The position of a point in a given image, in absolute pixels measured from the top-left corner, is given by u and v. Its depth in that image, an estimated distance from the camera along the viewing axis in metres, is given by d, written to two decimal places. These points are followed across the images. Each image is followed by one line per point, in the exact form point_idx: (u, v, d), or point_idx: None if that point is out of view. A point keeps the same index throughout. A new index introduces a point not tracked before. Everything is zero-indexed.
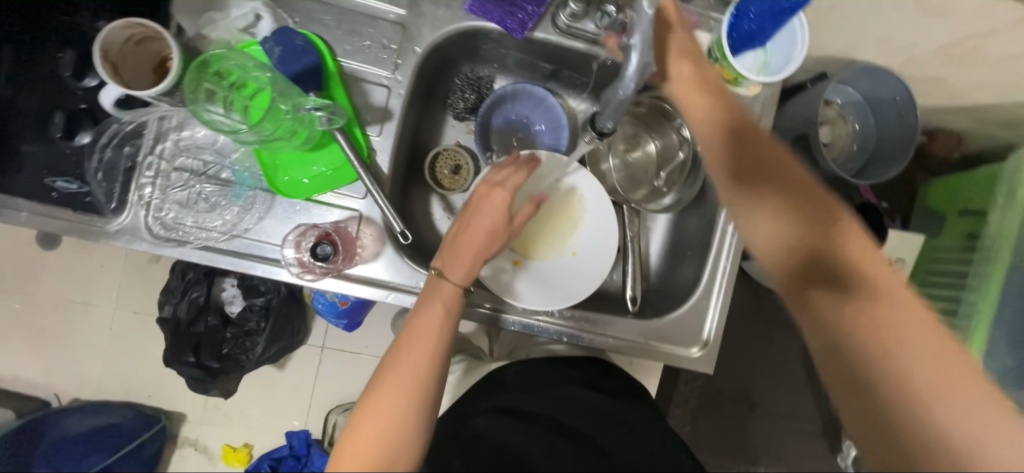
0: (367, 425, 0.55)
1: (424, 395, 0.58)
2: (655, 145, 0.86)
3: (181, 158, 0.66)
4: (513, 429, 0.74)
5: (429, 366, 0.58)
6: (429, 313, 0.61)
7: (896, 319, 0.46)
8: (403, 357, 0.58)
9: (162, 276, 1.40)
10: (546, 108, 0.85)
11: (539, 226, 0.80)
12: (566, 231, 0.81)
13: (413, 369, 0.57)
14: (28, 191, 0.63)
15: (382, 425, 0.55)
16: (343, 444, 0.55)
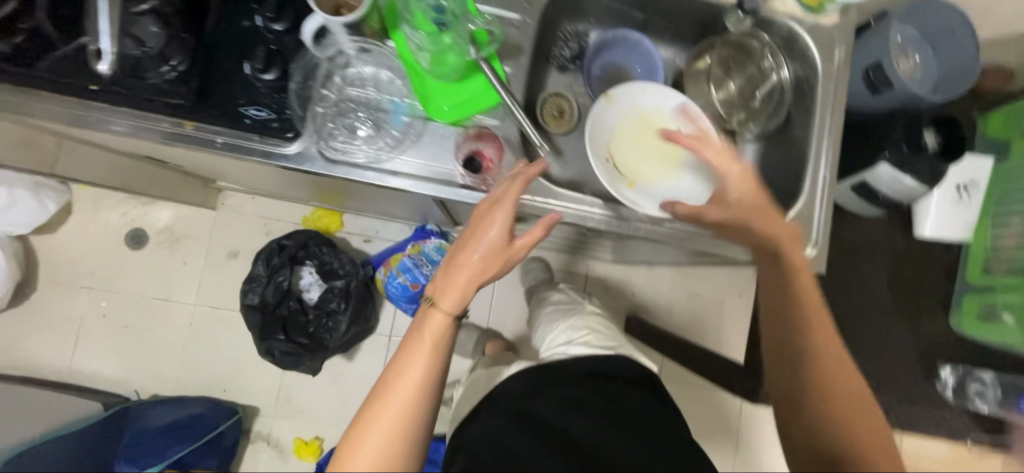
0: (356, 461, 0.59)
1: (423, 405, 0.62)
2: (734, 84, 0.92)
3: (348, 90, 0.76)
4: (507, 426, 0.71)
5: (427, 376, 0.62)
6: (410, 367, 0.62)
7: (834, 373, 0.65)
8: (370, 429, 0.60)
9: (252, 266, 1.53)
10: (641, 52, 0.95)
11: (642, 152, 0.88)
12: (670, 160, 0.89)
13: (408, 378, 0.62)
14: (230, 120, 0.73)
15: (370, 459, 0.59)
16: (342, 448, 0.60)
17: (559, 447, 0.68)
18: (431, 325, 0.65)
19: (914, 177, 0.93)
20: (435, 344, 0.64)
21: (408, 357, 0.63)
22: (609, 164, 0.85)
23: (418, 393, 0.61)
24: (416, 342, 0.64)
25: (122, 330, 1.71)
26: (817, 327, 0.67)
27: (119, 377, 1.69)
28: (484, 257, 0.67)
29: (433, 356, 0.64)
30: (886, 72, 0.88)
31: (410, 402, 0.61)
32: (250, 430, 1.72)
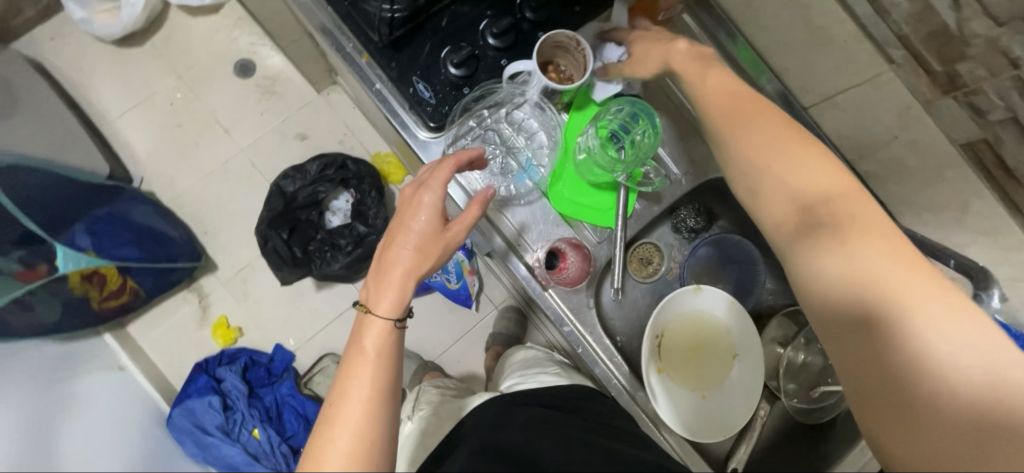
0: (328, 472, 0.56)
1: (382, 403, 0.60)
2: (808, 357, 0.89)
3: (504, 126, 0.80)
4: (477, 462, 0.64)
5: (376, 377, 0.60)
6: (355, 383, 0.60)
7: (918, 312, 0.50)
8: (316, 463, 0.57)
9: (311, 161, 1.57)
10: (749, 269, 0.95)
11: (692, 352, 0.87)
12: (708, 374, 0.86)
13: (362, 383, 0.60)
14: (398, 80, 0.76)
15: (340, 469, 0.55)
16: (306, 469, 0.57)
17: None
18: (370, 335, 0.63)
19: None
20: (380, 347, 0.62)
21: (353, 375, 0.60)
22: (655, 342, 0.84)
23: (370, 400, 0.59)
24: (358, 358, 0.61)
25: (173, 125, 1.76)
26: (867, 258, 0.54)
27: (139, 157, 1.74)
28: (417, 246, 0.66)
29: (376, 366, 0.61)
30: None
31: (364, 403, 0.58)
32: (196, 280, 1.73)
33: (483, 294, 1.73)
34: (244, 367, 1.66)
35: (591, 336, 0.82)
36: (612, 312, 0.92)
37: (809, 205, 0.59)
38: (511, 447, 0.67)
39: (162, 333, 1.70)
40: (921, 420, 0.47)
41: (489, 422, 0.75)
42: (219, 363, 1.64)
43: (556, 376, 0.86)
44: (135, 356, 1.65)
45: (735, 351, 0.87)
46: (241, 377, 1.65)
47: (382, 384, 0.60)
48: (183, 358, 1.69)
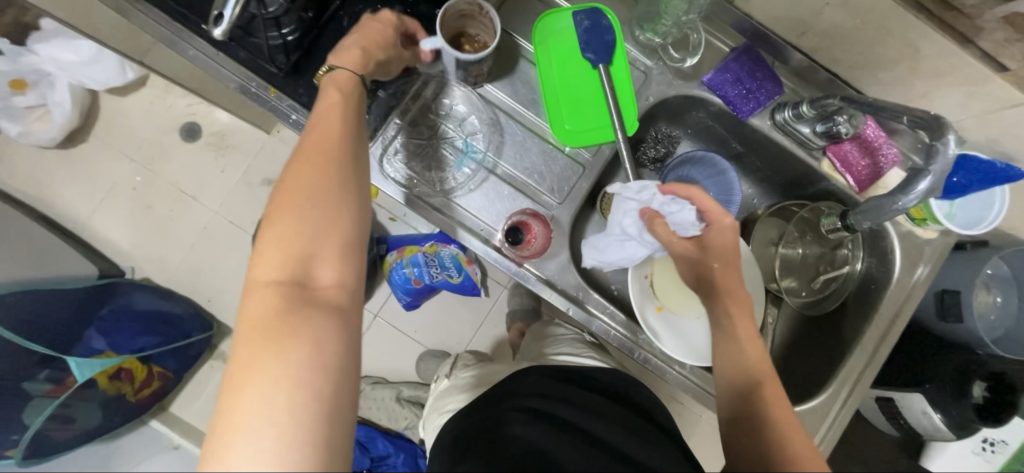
0: (282, 230, 0.52)
1: (342, 165, 0.56)
2: (803, 249, 0.88)
3: (430, 118, 0.80)
4: (542, 429, 0.66)
5: (344, 132, 0.58)
6: (316, 139, 0.56)
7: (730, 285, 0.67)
8: (257, 271, 0.52)
9: None
10: (723, 180, 0.89)
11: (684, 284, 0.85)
12: None
13: (322, 146, 0.56)
14: (312, 104, 0.74)
15: (292, 228, 0.52)
16: (263, 236, 0.53)
17: (589, 451, 0.63)
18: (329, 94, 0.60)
19: (943, 418, 0.95)
20: (337, 108, 0.59)
21: (308, 157, 0.55)
22: (645, 282, 0.83)
23: (325, 159, 0.55)
24: (315, 142, 0.56)
25: (141, 207, 1.76)
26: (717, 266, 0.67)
27: (121, 248, 1.75)
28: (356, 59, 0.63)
29: (338, 115, 0.58)
30: (958, 304, 0.86)
31: (328, 152, 0.56)
32: (216, 347, 1.76)
33: (487, 279, 1.73)
34: None
35: (582, 295, 0.81)
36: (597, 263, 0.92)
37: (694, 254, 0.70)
38: (568, 417, 0.70)
39: (202, 405, 1.75)
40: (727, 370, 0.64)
41: (524, 389, 0.77)
42: None
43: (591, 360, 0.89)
44: (184, 432, 1.70)
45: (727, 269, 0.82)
46: None
47: (333, 167, 0.55)
48: None
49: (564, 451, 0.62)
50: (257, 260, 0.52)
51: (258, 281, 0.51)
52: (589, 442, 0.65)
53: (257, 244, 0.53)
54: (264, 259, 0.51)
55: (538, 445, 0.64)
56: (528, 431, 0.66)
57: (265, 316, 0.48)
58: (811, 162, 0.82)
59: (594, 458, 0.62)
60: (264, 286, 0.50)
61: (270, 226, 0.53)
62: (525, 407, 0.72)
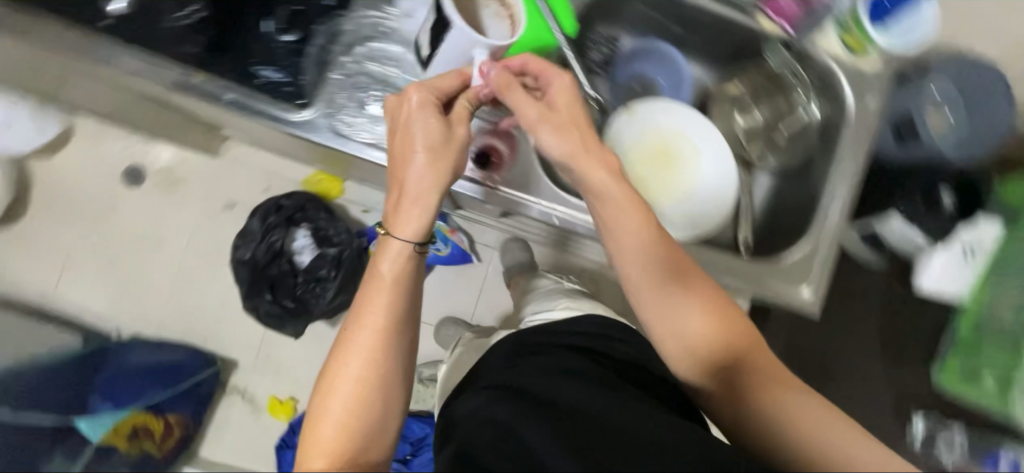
0: (336, 407, 0.59)
1: (393, 349, 0.61)
2: (760, 113, 0.92)
3: (369, 64, 0.75)
4: (505, 407, 0.65)
5: (392, 319, 0.61)
6: (368, 316, 0.60)
7: (663, 244, 0.64)
8: (323, 403, 0.59)
9: (249, 219, 1.54)
10: (670, 66, 0.92)
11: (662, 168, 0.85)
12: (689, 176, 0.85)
13: (375, 332, 0.60)
14: (242, 78, 0.71)
15: (346, 406, 0.59)
16: (319, 405, 0.59)
17: (556, 424, 0.61)
18: (387, 260, 0.62)
19: (923, 236, 0.97)
20: (398, 292, 0.61)
21: (362, 342, 0.60)
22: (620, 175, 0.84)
23: (381, 344, 0.60)
24: (366, 332, 0.60)
25: (108, 264, 1.70)
26: (623, 197, 0.64)
27: (100, 310, 1.68)
28: (413, 207, 0.62)
29: (393, 295, 0.61)
30: (913, 124, 0.90)
31: (379, 339, 0.60)
32: (226, 382, 1.71)
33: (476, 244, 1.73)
34: None
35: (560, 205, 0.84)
36: None
37: (607, 191, 0.63)
38: (532, 386, 0.69)
39: (232, 441, 1.70)
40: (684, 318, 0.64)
41: (498, 367, 0.78)
42: (294, 433, 1.67)
43: (566, 310, 0.91)
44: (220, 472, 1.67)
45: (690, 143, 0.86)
46: None
47: (399, 336, 0.61)
48: (262, 449, 1.72)
49: (525, 424, 0.61)
50: (315, 427, 0.59)
51: (310, 451, 0.58)
52: (537, 409, 0.64)
53: (317, 405, 0.60)
54: (319, 427, 0.59)
55: (504, 422, 0.63)
56: (485, 410, 0.65)
57: None
58: (751, 21, 0.86)
59: (564, 433, 0.59)
60: (318, 453, 0.58)
61: (327, 394, 0.60)
62: (494, 384, 0.72)
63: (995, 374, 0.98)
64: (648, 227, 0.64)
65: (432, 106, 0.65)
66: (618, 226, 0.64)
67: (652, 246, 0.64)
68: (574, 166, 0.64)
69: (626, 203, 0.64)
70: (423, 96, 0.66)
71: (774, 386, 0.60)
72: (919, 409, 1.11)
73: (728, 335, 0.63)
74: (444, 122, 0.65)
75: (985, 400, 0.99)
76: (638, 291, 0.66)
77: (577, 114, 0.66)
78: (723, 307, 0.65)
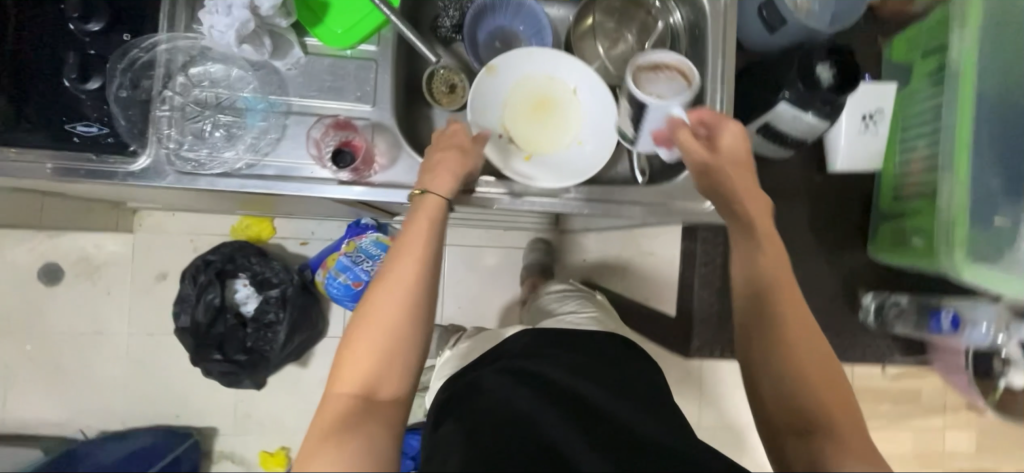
0: (359, 344, 0.57)
1: (420, 309, 0.59)
2: (631, 35, 0.89)
3: (196, 91, 0.70)
4: (528, 393, 0.65)
5: (421, 274, 0.59)
6: (398, 269, 0.59)
7: (765, 241, 0.67)
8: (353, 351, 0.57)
9: (179, 285, 1.46)
10: (527, 12, 0.86)
11: (537, 120, 0.82)
12: (568, 124, 0.82)
13: (402, 280, 0.58)
14: (52, 140, 0.65)
15: (371, 351, 0.56)
16: (344, 342, 0.57)
17: (579, 420, 0.62)
18: (422, 212, 0.62)
19: (816, 114, 0.89)
20: (423, 248, 0.60)
21: (388, 287, 0.58)
22: (502, 138, 0.79)
23: (405, 299, 0.58)
24: (395, 277, 0.58)
25: (51, 371, 1.59)
26: (744, 193, 0.69)
27: (58, 420, 1.58)
28: (450, 176, 0.64)
29: (420, 250, 0.59)
30: (777, 10, 0.86)
31: (409, 292, 0.58)
32: (211, 451, 1.63)
33: None
34: None
35: None
36: None
37: (734, 184, 0.69)
38: (555, 375, 0.69)
39: None
40: (802, 322, 0.61)
41: (512, 355, 0.75)
42: None
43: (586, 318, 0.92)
44: None
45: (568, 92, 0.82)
46: None
47: (421, 288, 0.59)
48: None
49: (543, 414, 0.62)
50: (340, 366, 0.57)
51: (334, 386, 0.56)
52: (570, 414, 0.63)
53: (344, 342, 0.57)
54: (346, 365, 0.56)
55: (523, 410, 0.62)
56: (522, 397, 0.64)
57: (330, 421, 0.54)
58: None
59: (585, 429, 0.61)
60: (337, 393, 0.56)
61: (353, 332, 0.58)
62: (517, 370, 0.70)
63: (921, 234, 0.97)
64: (761, 227, 0.67)
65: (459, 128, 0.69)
66: (740, 193, 0.69)
67: (756, 223, 0.68)
68: (728, 174, 0.69)
69: (746, 191, 0.69)
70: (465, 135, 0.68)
71: (813, 364, 0.59)
72: (868, 284, 1.12)
73: (785, 339, 0.60)
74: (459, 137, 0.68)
75: (923, 263, 0.97)
76: (737, 248, 0.69)
77: (743, 157, 0.70)
78: (783, 316, 0.62)
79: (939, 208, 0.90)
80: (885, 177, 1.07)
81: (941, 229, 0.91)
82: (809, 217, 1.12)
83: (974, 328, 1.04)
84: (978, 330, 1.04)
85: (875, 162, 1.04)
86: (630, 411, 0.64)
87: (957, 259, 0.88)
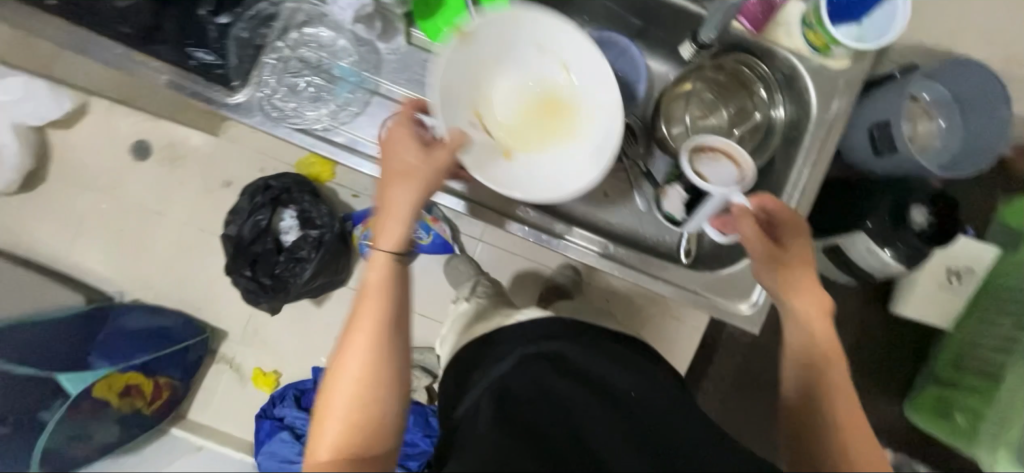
0: (338, 401, 0.57)
1: (390, 343, 0.59)
2: (727, 112, 0.85)
3: (303, 50, 0.76)
4: (562, 379, 0.65)
5: (387, 312, 0.60)
6: (363, 320, 0.59)
7: (821, 309, 0.66)
8: (357, 324, 0.59)
9: (238, 197, 1.58)
10: (628, 60, 0.85)
11: (515, 110, 0.81)
12: (551, 126, 0.81)
13: (372, 323, 0.59)
14: (174, 58, 0.74)
15: (350, 400, 0.57)
16: (322, 407, 0.57)
17: (612, 418, 0.62)
18: (378, 268, 0.62)
19: (893, 254, 0.82)
20: (388, 289, 0.60)
21: (356, 339, 0.59)
22: (475, 125, 0.76)
23: (374, 338, 0.58)
24: (361, 327, 0.59)
25: (108, 231, 1.68)
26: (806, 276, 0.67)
27: (96, 276, 1.66)
28: (398, 219, 0.64)
29: (383, 293, 0.60)
30: (891, 134, 0.80)
31: (375, 337, 0.58)
32: (215, 350, 1.65)
33: None
34: (295, 399, 1.57)
35: (495, 202, 0.81)
36: None
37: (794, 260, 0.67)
38: (588, 368, 0.68)
39: (217, 406, 1.64)
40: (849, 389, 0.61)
41: (534, 334, 0.73)
42: (273, 405, 1.57)
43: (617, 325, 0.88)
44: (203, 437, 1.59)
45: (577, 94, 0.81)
46: (297, 407, 1.55)
47: (389, 330, 0.59)
48: (245, 418, 1.63)
49: (582, 410, 0.62)
50: (319, 430, 0.56)
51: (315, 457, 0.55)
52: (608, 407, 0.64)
53: (319, 417, 0.57)
54: (321, 437, 0.56)
55: (554, 393, 0.63)
56: (555, 380, 0.65)
57: None
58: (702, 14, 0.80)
59: (620, 431, 0.61)
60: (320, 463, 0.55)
61: (332, 391, 0.58)
62: (542, 350, 0.69)
63: (967, 413, 0.88)
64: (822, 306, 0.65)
65: (411, 139, 0.66)
66: (788, 270, 0.67)
67: (811, 305, 0.65)
68: (798, 258, 0.68)
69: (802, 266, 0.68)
70: (402, 149, 0.66)
71: (863, 447, 0.57)
72: (893, 442, 1.03)
73: (835, 407, 0.60)
74: (416, 152, 0.66)
75: (958, 443, 0.88)
76: (793, 304, 0.67)
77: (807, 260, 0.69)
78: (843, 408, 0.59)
79: (999, 395, 0.82)
80: (952, 339, 0.98)
81: (991, 421, 0.82)
82: (851, 351, 1.04)
83: None
84: None
85: (942, 322, 0.95)
86: (674, 429, 0.63)
87: (994, 454, 0.78)
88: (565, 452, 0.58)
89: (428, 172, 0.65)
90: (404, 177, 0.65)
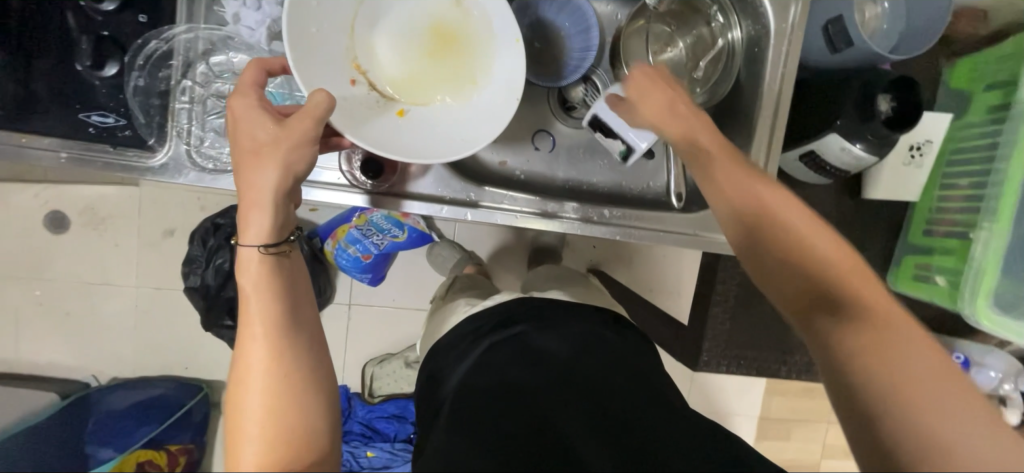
0: (247, 418, 0.49)
1: (288, 338, 0.52)
2: (684, 44, 0.83)
3: (218, 83, 0.65)
4: (523, 366, 0.70)
5: (275, 310, 0.53)
6: (250, 323, 0.52)
7: (739, 167, 0.57)
8: (249, 336, 0.52)
9: (188, 246, 1.43)
10: (573, 10, 0.79)
11: (423, 58, 0.73)
12: (456, 66, 0.74)
13: (259, 323, 0.52)
14: (66, 129, 0.62)
15: (262, 412, 0.49)
16: (231, 433, 0.49)
17: (569, 391, 0.67)
18: (249, 267, 0.55)
19: (864, 147, 0.84)
20: (269, 287, 0.54)
21: (248, 347, 0.51)
22: (357, 82, 0.70)
23: (268, 338, 0.52)
24: (248, 332, 0.52)
25: (49, 319, 1.45)
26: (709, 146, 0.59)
27: (55, 369, 1.46)
28: (258, 205, 0.55)
29: (266, 293, 0.53)
30: (845, 28, 0.80)
31: (266, 335, 0.52)
32: (219, 403, 1.57)
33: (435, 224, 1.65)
34: None
35: (474, 196, 0.80)
36: (494, 161, 0.85)
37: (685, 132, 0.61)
38: (546, 348, 0.73)
39: None
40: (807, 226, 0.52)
41: (500, 316, 0.80)
42: None
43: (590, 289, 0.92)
44: None
45: (472, 21, 0.73)
46: None
47: (278, 323, 0.52)
48: None
49: (542, 393, 0.66)
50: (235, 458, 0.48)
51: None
52: (565, 383, 0.68)
53: (231, 445, 0.49)
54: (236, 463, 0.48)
55: (513, 383, 0.68)
56: (510, 371, 0.69)
57: None
58: None
59: (573, 403, 0.66)
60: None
61: (238, 410, 0.50)
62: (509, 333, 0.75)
63: (948, 274, 0.97)
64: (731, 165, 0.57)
65: (256, 105, 0.57)
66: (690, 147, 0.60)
67: (726, 166, 0.57)
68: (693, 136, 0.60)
69: (703, 131, 0.60)
70: (244, 117, 0.57)
71: (854, 282, 0.49)
72: None
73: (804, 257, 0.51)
74: (264, 118, 0.57)
75: (942, 301, 0.98)
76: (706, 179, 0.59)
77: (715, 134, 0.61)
78: (792, 225, 0.52)
79: (972, 253, 0.89)
80: (920, 208, 1.05)
81: (968, 274, 0.90)
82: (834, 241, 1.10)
83: (983, 371, 1.03)
84: (984, 373, 1.03)
85: (909, 196, 1.01)
86: (614, 386, 0.68)
87: (978, 305, 0.88)
88: (539, 442, 0.60)
89: (282, 139, 0.56)
90: (263, 149, 0.56)
